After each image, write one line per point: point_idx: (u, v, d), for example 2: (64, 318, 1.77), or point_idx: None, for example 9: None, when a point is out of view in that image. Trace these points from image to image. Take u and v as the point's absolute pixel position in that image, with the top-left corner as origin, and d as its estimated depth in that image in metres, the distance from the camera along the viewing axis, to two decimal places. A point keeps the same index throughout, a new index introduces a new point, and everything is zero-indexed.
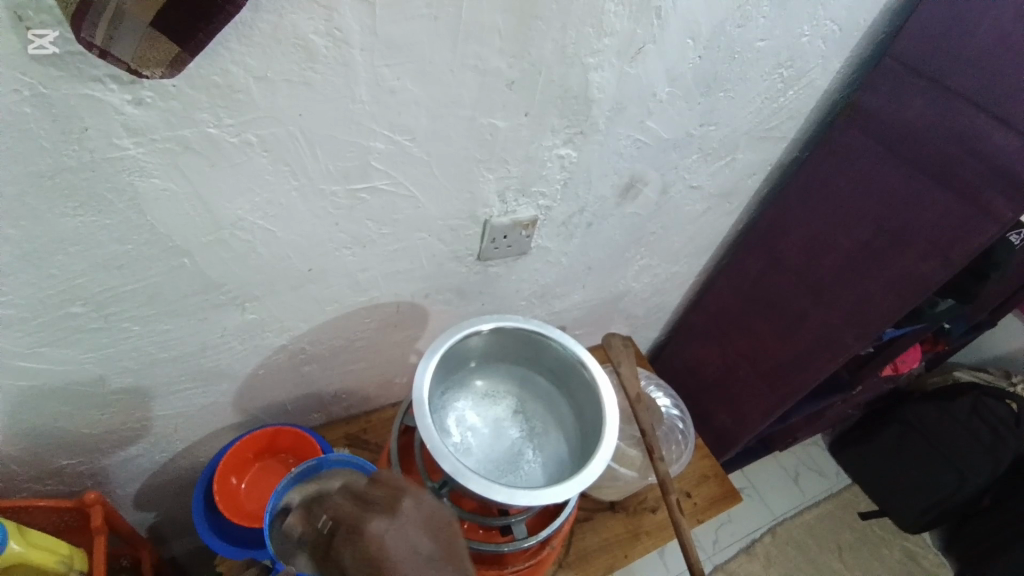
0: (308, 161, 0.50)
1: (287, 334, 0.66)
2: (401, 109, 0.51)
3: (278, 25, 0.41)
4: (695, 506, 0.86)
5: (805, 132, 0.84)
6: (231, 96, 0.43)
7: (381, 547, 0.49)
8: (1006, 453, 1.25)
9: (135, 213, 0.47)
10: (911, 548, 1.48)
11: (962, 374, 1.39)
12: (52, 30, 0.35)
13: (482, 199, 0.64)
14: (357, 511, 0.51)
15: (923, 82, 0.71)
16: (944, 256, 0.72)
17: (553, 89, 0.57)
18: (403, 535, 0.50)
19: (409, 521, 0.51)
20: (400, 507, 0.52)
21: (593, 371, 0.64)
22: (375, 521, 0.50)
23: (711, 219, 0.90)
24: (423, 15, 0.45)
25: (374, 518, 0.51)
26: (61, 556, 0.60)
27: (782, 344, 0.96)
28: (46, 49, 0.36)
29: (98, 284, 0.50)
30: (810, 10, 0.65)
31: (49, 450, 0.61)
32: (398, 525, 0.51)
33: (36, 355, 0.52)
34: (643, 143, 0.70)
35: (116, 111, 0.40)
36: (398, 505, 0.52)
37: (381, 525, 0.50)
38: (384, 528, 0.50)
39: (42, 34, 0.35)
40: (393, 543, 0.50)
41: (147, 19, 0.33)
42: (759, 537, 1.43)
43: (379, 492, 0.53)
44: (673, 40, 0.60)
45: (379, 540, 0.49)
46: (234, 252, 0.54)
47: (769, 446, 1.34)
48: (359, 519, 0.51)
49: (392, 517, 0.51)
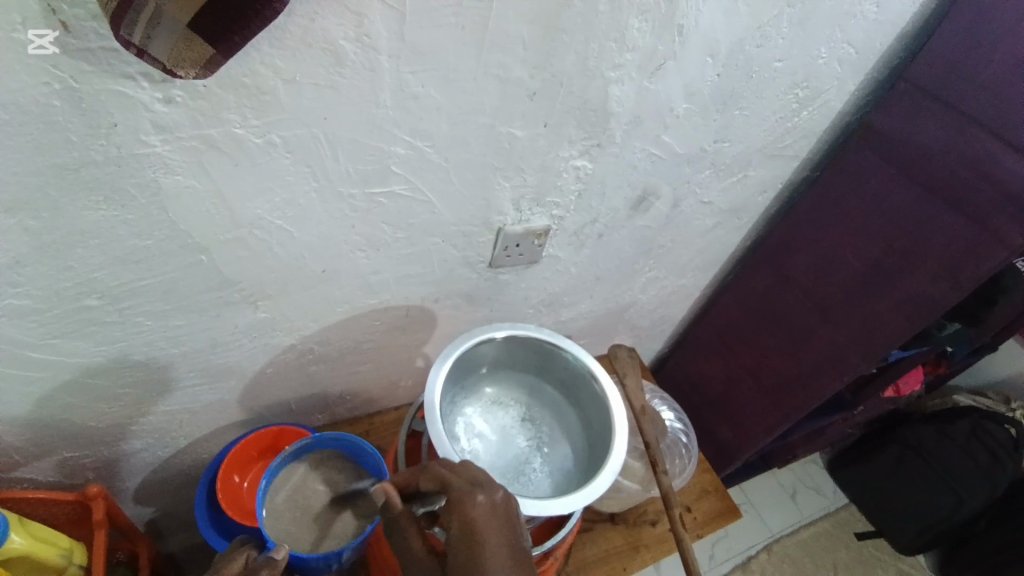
0: (328, 163, 0.51)
1: (296, 334, 0.66)
2: (424, 115, 0.51)
3: (309, 29, 0.41)
4: (695, 520, 0.86)
5: (817, 151, 0.84)
6: (258, 97, 0.44)
7: (481, 523, 0.47)
8: (1002, 477, 1.25)
9: (156, 209, 0.47)
10: (905, 569, 1.48)
11: (961, 399, 1.39)
12: (53, 31, 0.35)
13: (497, 207, 0.64)
14: (461, 484, 0.49)
15: (936, 108, 0.72)
16: (952, 279, 0.73)
17: (573, 101, 0.57)
18: (502, 519, 0.48)
19: (509, 509, 0.49)
20: (502, 490, 0.49)
21: (603, 382, 0.65)
22: (480, 494, 0.48)
23: (721, 233, 0.91)
24: (450, 23, 0.46)
25: (479, 491, 0.48)
26: (60, 549, 0.60)
27: (787, 361, 0.96)
28: (46, 49, 0.36)
29: (114, 277, 0.50)
30: (828, 32, 0.66)
31: (54, 442, 0.61)
32: (497, 505, 0.48)
33: (48, 347, 0.52)
34: (658, 157, 0.70)
35: (145, 108, 0.41)
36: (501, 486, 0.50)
37: (484, 500, 0.48)
38: (490, 501, 0.48)
39: (42, 34, 0.35)
40: (496, 525, 0.48)
41: (183, 19, 0.33)
42: (755, 554, 1.43)
43: (478, 473, 0.51)
44: (693, 56, 0.60)
45: (481, 513, 0.48)
46: (251, 251, 0.54)
47: (767, 462, 1.34)
48: (466, 491, 0.48)
49: (495, 497, 0.49)
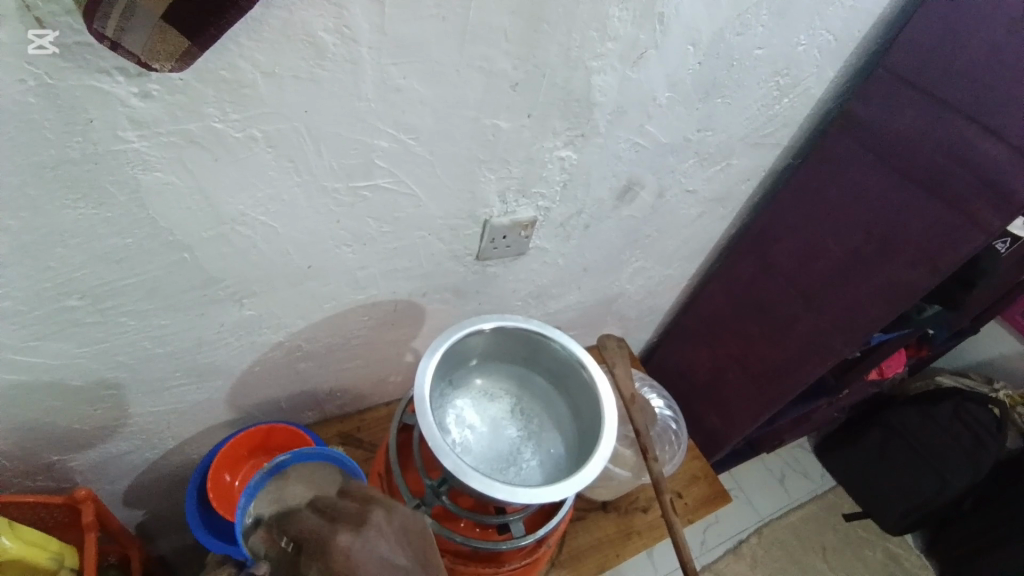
0: (311, 158, 0.50)
1: (283, 331, 0.66)
2: (407, 108, 0.51)
3: (287, 21, 0.41)
4: (686, 506, 0.87)
5: (799, 139, 0.85)
6: (239, 91, 0.43)
7: (349, 560, 0.47)
8: (986, 458, 1.26)
9: (136, 206, 0.46)
10: (893, 549, 1.51)
11: (945, 380, 1.40)
12: (52, 31, 0.35)
13: (482, 199, 0.64)
14: (323, 527, 0.49)
15: (913, 94, 0.73)
16: (930, 262, 0.74)
17: (556, 92, 0.58)
18: (373, 548, 0.49)
19: (380, 534, 0.50)
20: (371, 520, 0.50)
21: (592, 371, 0.65)
22: (341, 536, 0.48)
23: (706, 223, 0.91)
24: (431, 14, 0.45)
25: (341, 532, 0.49)
26: (51, 552, 0.59)
27: (773, 347, 0.97)
28: (46, 49, 0.36)
29: (95, 277, 0.49)
30: (807, 21, 0.67)
31: (40, 445, 0.61)
32: (366, 540, 0.49)
33: (30, 349, 0.52)
34: (642, 146, 0.70)
35: (121, 104, 0.40)
36: (367, 520, 0.50)
37: (348, 539, 0.48)
38: (352, 541, 0.48)
39: (42, 34, 0.35)
40: (364, 557, 0.48)
41: (159, 11, 0.33)
42: (746, 538, 1.45)
43: (349, 506, 0.52)
44: (674, 44, 0.60)
45: (347, 552, 0.48)
46: (235, 247, 0.54)
47: (756, 448, 1.36)
48: (326, 534, 0.48)
49: (361, 533, 0.49)
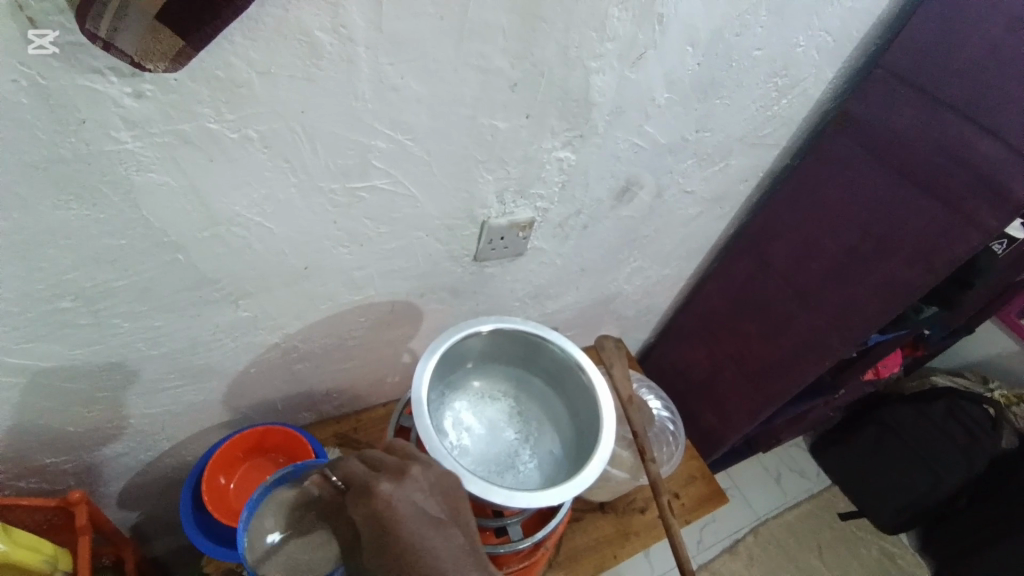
0: (308, 158, 0.50)
1: (279, 332, 0.65)
2: (404, 107, 0.50)
3: (283, 20, 0.40)
4: (683, 506, 0.87)
5: (797, 139, 0.85)
6: (233, 90, 0.43)
7: (388, 505, 0.47)
8: (981, 454, 1.27)
9: (130, 207, 0.46)
10: (889, 548, 1.52)
11: (939, 380, 1.42)
12: (53, 31, 0.35)
13: (480, 199, 0.64)
14: (366, 474, 0.49)
15: (912, 94, 0.73)
16: (927, 263, 0.74)
17: (555, 92, 0.57)
18: (412, 497, 0.48)
19: (420, 485, 0.49)
20: (410, 473, 0.49)
21: (590, 373, 0.65)
22: (382, 483, 0.48)
23: (704, 222, 0.91)
24: (428, 13, 0.45)
25: (383, 480, 0.48)
26: (44, 555, 0.58)
27: (770, 348, 0.97)
28: (46, 49, 0.36)
29: (89, 278, 0.49)
30: (806, 20, 0.67)
31: (33, 448, 0.60)
32: (407, 489, 0.48)
33: (22, 351, 0.51)
34: (640, 147, 0.70)
35: (114, 103, 0.40)
36: (408, 471, 0.49)
37: (389, 487, 0.47)
38: (394, 489, 0.47)
39: (42, 34, 0.35)
40: (403, 508, 0.47)
41: (150, 11, 0.32)
42: (742, 537, 1.46)
43: (391, 460, 0.50)
44: (674, 44, 0.60)
45: (387, 499, 0.47)
46: (231, 248, 0.53)
47: (752, 447, 1.36)
48: (371, 478, 0.48)
49: (402, 482, 0.48)
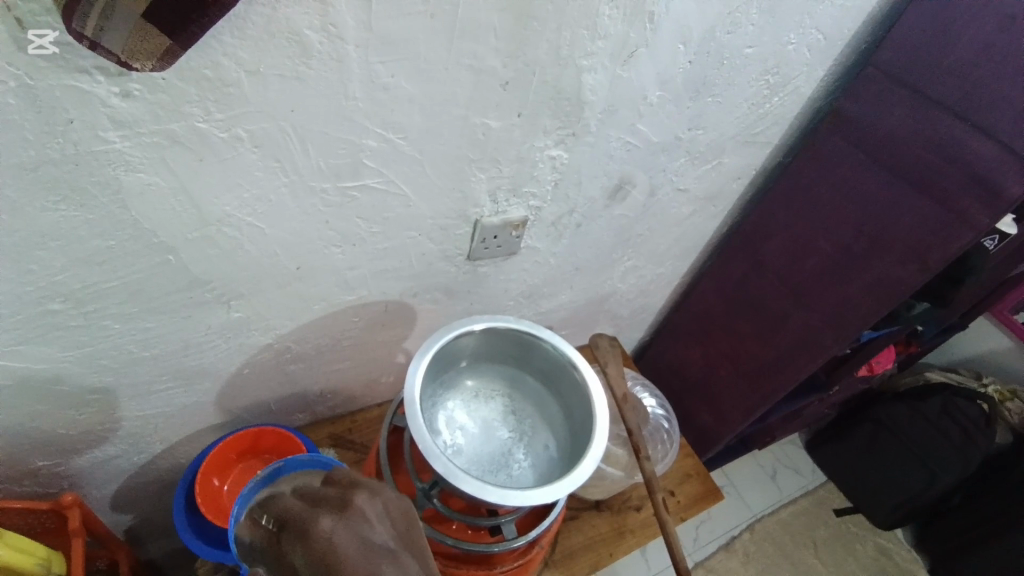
0: (298, 157, 0.50)
1: (272, 333, 0.65)
2: (395, 107, 0.50)
3: (272, 19, 0.40)
4: (678, 504, 0.87)
5: (789, 137, 0.85)
6: (222, 90, 0.42)
7: (331, 542, 0.46)
8: (975, 454, 1.28)
9: (119, 208, 0.46)
10: (884, 544, 1.52)
11: (933, 377, 1.41)
12: (53, 31, 0.35)
13: (473, 198, 0.64)
14: (304, 510, 0.49)
15: (903, 92, 0.73)
16: (919, 260, 0.74)
17: (547, 90, 0.57)
18: (356, 530, 0.48)
19: (365, 516, 0.49)
20: (354, 504, 0.50)
21: (583, 372, 0.65)
22: (324, 518, 0.48)
23: (697, 221, 0.91)
24: (418, 12, 0.45)
25: (324, 515, 0.48)
26: (38, 558, 0.58)
27: (764, 344, 0.97)
28: (45, 49, 0.36)
29: (78, 280, 0.49)
30: (797, 18, 0.67)
31: (23, 451, 0.60)
32: (352, 522, 0.48)
33: (11, 354, 0.51)
34: (633, 145, 0.70)
35: (102, 103, 0.39)
36: (350, 502, 0.50)
37: (330, 522, 0.47)
38: (335, 524, 0.47)
39: (42, 34, 0.35)
40: (345, 539, 0.47)
41: (138, 9, 0.32)
42: (738, 534, 1.46)
43: (332, 493, 0.51)
44: (665, 42, 0.60)
45: (329, 536, 0.47)
46: (222, 249, 0.53)
47: (748, 444, 1.37)
48: (310, 515, 0.48)
49: (345, 516, 0.49)
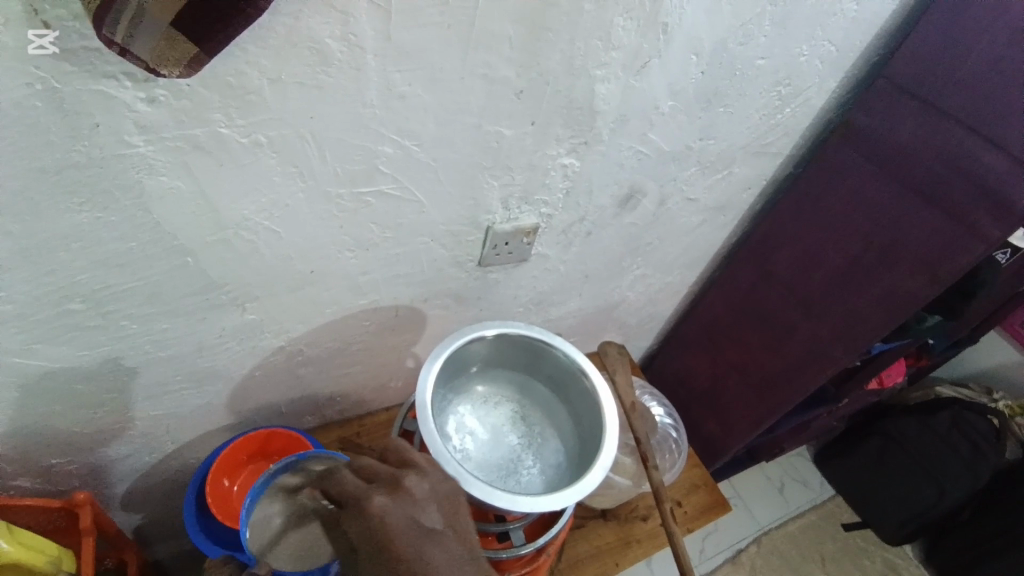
0: (315, 163, 0.51)
1: (284, 336, 0.66)
2: (411, 114, 0.51)
3: (293, 28, 0.41)
4: (685, 515, 0.87)
5: (800, 148, 0.86)
6: (244, 97, 0.43)
7: (382, 522, 0.46)
8: (985, 468, 1.27)
9: (140, 210, 0.46)
10: (893, 560, 1.51)
11: (944, 390, 1.41)
12: (53, 31, 0.35)
13: (485, 206, 0.64)
14: (359, 487, 0.49)
15: (915, 105, 0.73)
16: (931, 273, 0.74)
17: (559, 100, 0.58)
18: (408, 512, 0.47)
19: (415, 498, 0.48)
20: (407, 484, 0.49)
21: (593, 379, 0.65)
22: (376, 496, 0.47)
23: (707, 231, 0.92)
24: (436, 22, 0.46)
25: (377, 493, 0.48)
26: (50, 556, 0.59)
27: (773, 355, 0.97)
28: (46, 49, 0.36)
29: (96, 281, 0.49)
30: (808, 32, 0.67)
31: (38, 449, 0.60)
32: (402, 505, 0.48)
33: (29, 353, 0.51)
34: (644, 155, 0.71)
35: (127, 109, 0.40)
36: (402, 479, 0.49)
37: (382, 502, 0.47)
38: (388, 503, 0.47)
39: (42, 34, 0.35)
40: (397, 520, 0.47)
41: (166, 19, 0.33)
42: (745, 547, 1.45)
43: (384, 469, 0.50)
44: (677, 54, 0.61)
45: (381, 515, 0.47)
46: (237, 252, 0.54)
47: (755, 456, 1.36)
48: (362, 494, 0.48)
49: (399, 496, 0.48)
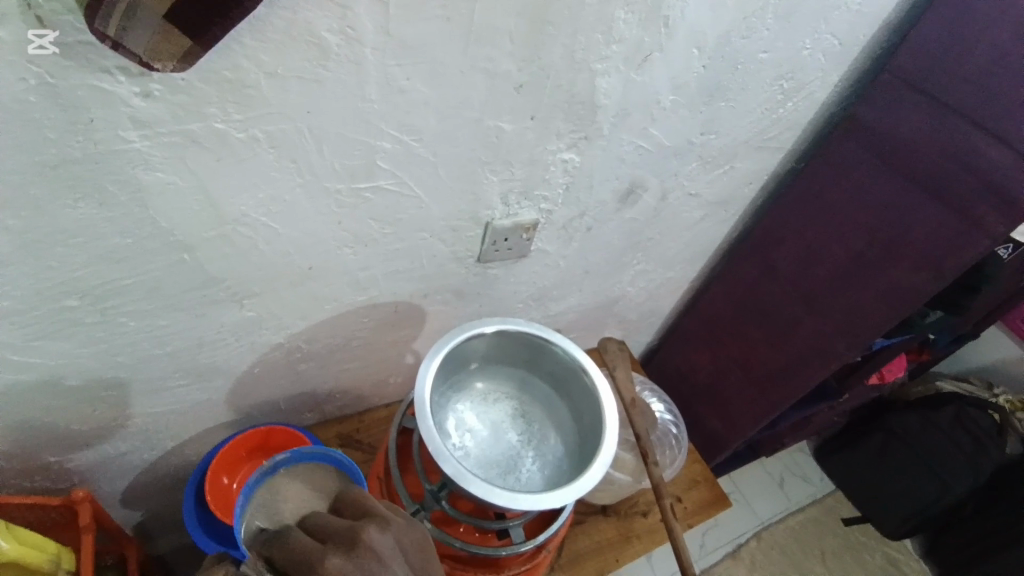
0: (314, 158, 0.50)
1: (283, 332, 0.65)
2: (411, 109, 0.51)
3: (292, 22, 0.41)
4: (685, 510, 0.87)
5: (802, 143, 0.85)
6: (242, 91, 0.43)
7: None
8: (986, 465, 1.27)
9: (137, 206, 0.46)
10: (893, 554, 1.51)
11: (945, 387, 1.41)
12: (53, 31, 0.35)
13: (485, 201, 0.64)
14: (334, 520, 0.49)
15: (919, 99, 0.73)
16: (934, 269, 0.74)
17: (560, 95, 0.57)
18: (370, 570, 0.45)
19: (377, 555, 0.46)
20: (366, 539, 0.46)
21: (594, 376, 0.65)
22: (331, 558, 0.43)
23: (708, 226, 0.91)
24: (436, 15, 0.45)
25: (331, 555, 0.44)
26: (49, 554, 0.59)
27: (774, 351, 0.97)
28: (46, 49, 0.36)
29: (94, 277, 0.49)
30: (812, 24, 0.67)
31: (37, 445, 0.60)
32: (380, 539, 0.48)
33: (28, 349, 0.51)
34: (645, 149, 0.70)
35: (124, 104, 0.40)
36: (359, 537, 0.46)
37: (338, 562, 0.44)
38: (363, 537, 0.48)
39: (42, 34, 0.35)
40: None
41: (161, 11, 0.33)
42: (745, 542, 1.45)
43: (340, 525, 0.47)
44: (679, 47, 0.60)
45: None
46: (236, 248, 0.54)
47: (756, 451, 1.36)
48: (313, 556, 0.44)
49: (356, 555, 0.45)
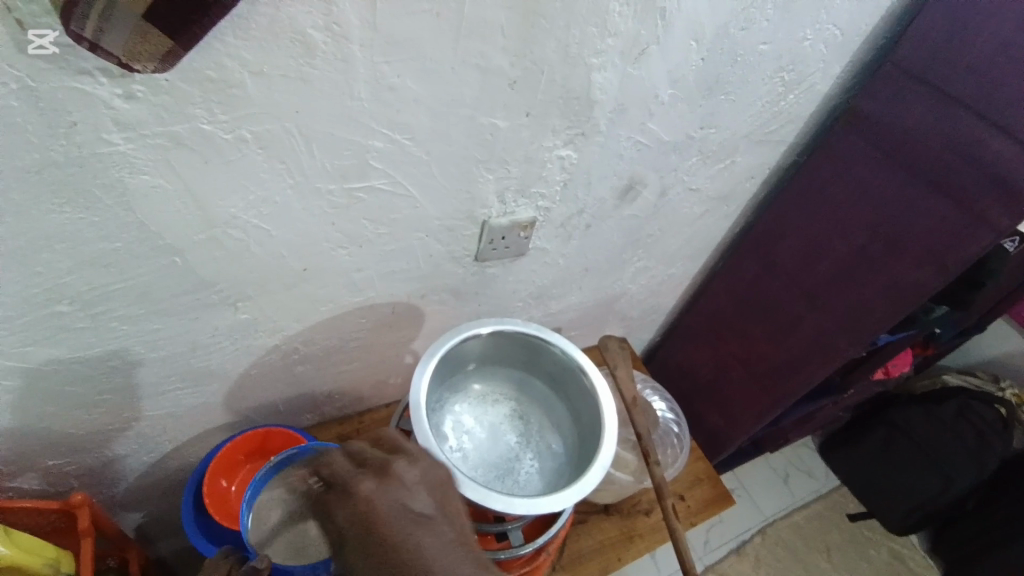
0: (303, 159, 0.49)
1: (278, 334, 0.65)
2: (402, 106, 0.50)
3: (276, 19, 0.40)
4: (688, 509, 0.86)
5: (804, 136, 0.84)
6: (226, 91, 0.42)
7: (369, 504, 0.47)
8: (991, 459, 1.26)
9: (124, 210, 0.45)
10: (898, 549, 1.50)
11: (951, 378, 1.40)
12: (53, 31, 0.34)
13: (481, 200, 0.63)
14: (349, 469, 0.49)
15: (922, 90, 0.71)
16: (938, 263, 0.72)
17: (555, 90, 0.56)
18: (396, 497, 0.48)
19: (404, 484, 0.48)
20: (395, 471, 0.49)
21: (592, 376, 0.64)
22: (364, 482, 0.48)
23: (709, 221, 0.90)
24: (424, 11, 0.44)
25: (367, 477, 0.48)
26: (48, 558, 0.58)
27: (777, 347, 0.96)
28: (46, 49, 0.35)
29: (82, 282, 0.48)
30: (813, 15, 0.65)
31: (33, 451, 0.60)
32: (393, 490, 0.48)
33: (19, 356, 0.51)
34: (643, 144, 0.69)
35: (105, 106, 0.39)
36: (391, 466, 0.49)
37: (370, 486, 0.48)
38: (376, 488, 0.48)
39: (42, 34, 0.34)
40: (385, 505, 0.47)
41: (138, 10, 0.32)
42: (750, 538, 1.44)
43: (376, 454, 0.50)
44: (677, 40, 0.59)
45: (367, 498, 0.47)
46: (228, 251, 0.53)
47: (760, 447, 1.35)
48: (350, 478, 0.49)
49: (388, 481, 0.48)
